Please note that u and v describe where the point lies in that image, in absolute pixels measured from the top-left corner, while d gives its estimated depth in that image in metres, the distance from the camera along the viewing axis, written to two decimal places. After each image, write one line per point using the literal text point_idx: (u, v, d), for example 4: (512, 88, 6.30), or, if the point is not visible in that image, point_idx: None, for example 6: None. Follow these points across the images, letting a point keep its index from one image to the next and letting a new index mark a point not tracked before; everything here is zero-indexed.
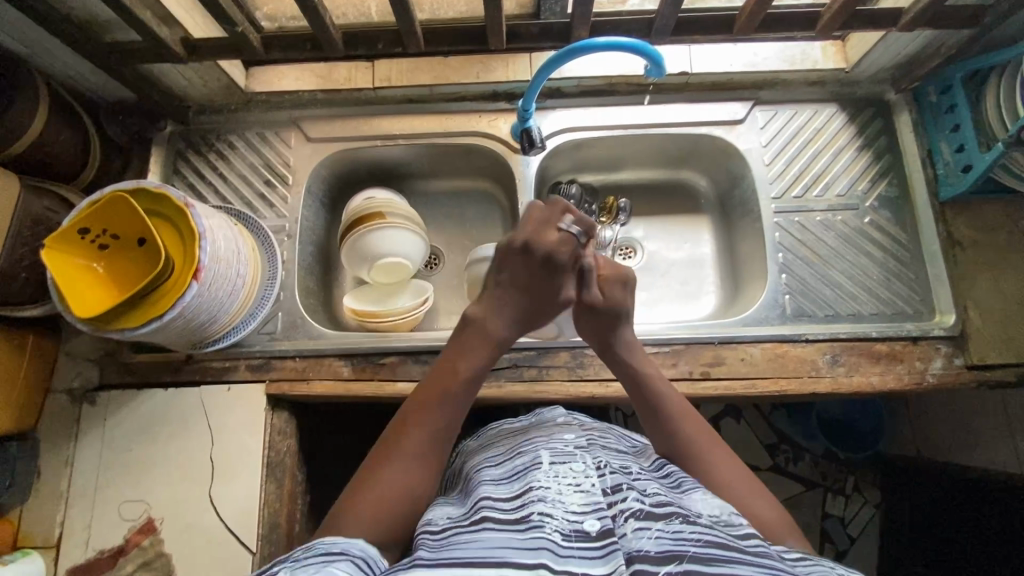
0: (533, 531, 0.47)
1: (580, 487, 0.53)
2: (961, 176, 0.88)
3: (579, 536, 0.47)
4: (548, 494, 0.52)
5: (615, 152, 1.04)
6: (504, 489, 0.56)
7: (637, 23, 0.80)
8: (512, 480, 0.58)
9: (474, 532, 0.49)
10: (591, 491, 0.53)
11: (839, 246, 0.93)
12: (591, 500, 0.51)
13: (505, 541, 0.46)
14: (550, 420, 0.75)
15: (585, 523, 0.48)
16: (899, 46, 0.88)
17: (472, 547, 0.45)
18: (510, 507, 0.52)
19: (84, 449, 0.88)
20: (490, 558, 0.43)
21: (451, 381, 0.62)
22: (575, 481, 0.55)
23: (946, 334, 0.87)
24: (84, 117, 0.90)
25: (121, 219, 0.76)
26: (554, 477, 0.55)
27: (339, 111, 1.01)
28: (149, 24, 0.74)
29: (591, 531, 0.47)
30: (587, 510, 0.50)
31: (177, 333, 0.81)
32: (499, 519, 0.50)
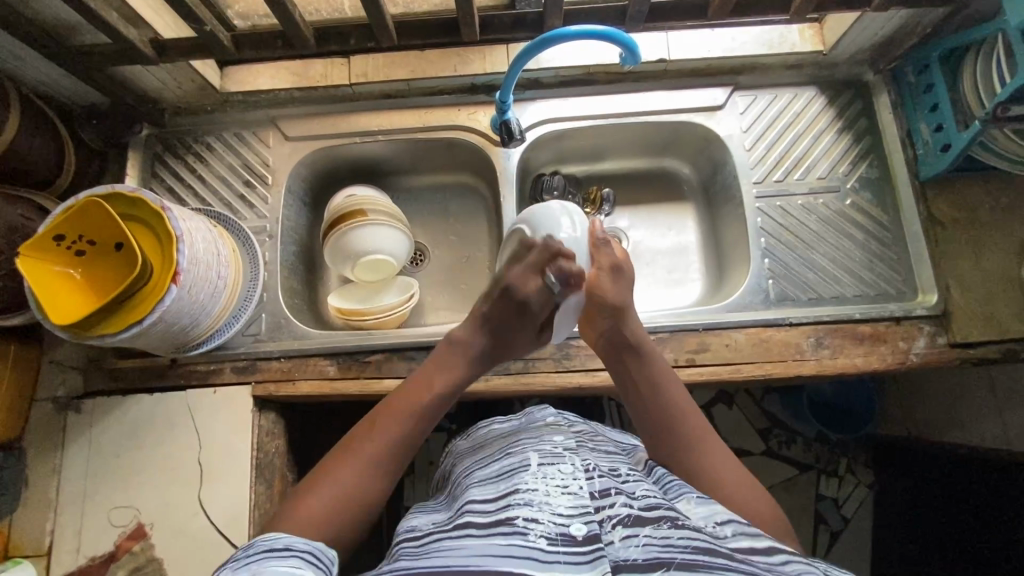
0: (518, 537, 0.48)
1: (568, 490, 0.53)
2: (939, 156, 0.87)
3: (566, 540, 0.47)
4: (535, 498, 0.52)
5: (597, 142, 1.04)
6: (489, 490, 0.56)
7: (611, 10, 0.79)
8: (500, 480, 0.58)
9: (459, 539, 0.50)
10: (579, 494, 0.53)
11: (821, 229, 0.94)
12: (579, 504, 0.51)
13: (490, 548, 0.47)
14: (538, 421, 0.76)
15: (572, 527, 0.49)
16: (875, 26, 0.87)
17: (454, 556, 0.47)
18: (493, 509, 0.52)
19: (71, 456, 0.88)
20: (472, 567, 0.45)
21: (423, 396, 0.66)
22: (562, 482, 0.55)
23: (928, 313, 0.87)
24: (57, 122, 0.89)
25: (97, 225, 0.75)
26: (541, 479, 0.55)
27: (316, 109, 1.00)
28: (115, 24, 0.73)
29: (577, 536, 0.48)
30: (575, 514, 0.50)
31: (160, 338, 0.80)
32: (483, 524, 0.51)
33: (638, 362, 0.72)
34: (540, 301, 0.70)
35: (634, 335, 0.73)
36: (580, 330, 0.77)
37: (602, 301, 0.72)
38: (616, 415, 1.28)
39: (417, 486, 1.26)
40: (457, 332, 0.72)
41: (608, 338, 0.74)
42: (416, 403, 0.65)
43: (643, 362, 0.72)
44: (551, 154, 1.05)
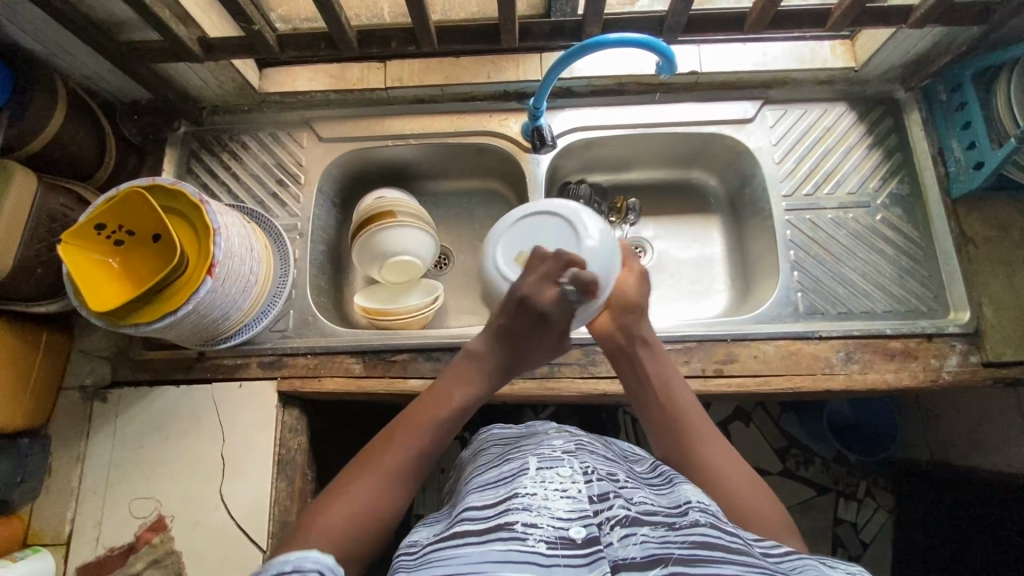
0: (515, 543, 0.46)
1: (566, 493, 0.52)
2: (973, 173, 0.88)
3: (563, 543, 0.47)
4: (533, 502, 0.51)
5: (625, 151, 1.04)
6: (487, 497, 0.55)
7: (648, 21, 0.81)
8: (498, 484, 0.57)
9: (456, 548, 0.48)
10: (577, 496, 0.52)
11: (851, 243, 0.93)
12: (577, 506, 0.51)
13: (488, 556, 0.45)
14: (539, 431, 0.73)
15: (571, 530, 0.48)
16: (907, 44, 0.88)
17: (454, 567, 0.45)
18: (490, 515, 0.50)
19: (96, 445, 0.88)
20: None
21: (442, 408, 0.64)
22: (561, 486, 0.54)
23: (961, 331, 0.86)
24: (101, 117, 0.91)
25: (136, 215, 0.76)
26: (539, 482, 0.54)
27: (350, 112, 1.02)
28: (168, 22, 0.75)
29: (577, 538, 0.47)
30: (573, 517, 0.49)
31: (190, 329, 0.81)
32: (480, 531, 0.49)
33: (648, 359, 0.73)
34: (559, 304, 0.67)
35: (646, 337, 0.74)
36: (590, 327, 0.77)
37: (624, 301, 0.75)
38: (632, 427, 1.27)
39: (430, 493, 1.25)
40: (474, 344, 0.70)
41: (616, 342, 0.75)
42: (431, 418, 0.63)
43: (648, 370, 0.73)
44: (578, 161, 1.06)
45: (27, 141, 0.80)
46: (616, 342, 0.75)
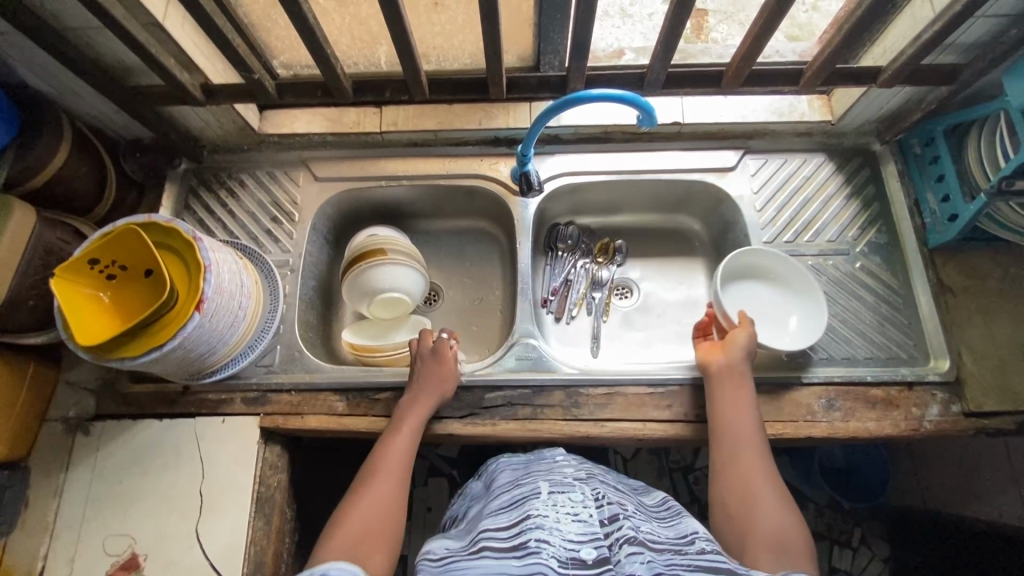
0: (533, 558, 0.56)
1: (578, 517, 0.61)
2: (947, 225, 0.90)
3: (575, 562, 0.55)
4: (546, 522, 0.60)
5: (777, 257, 0.93)
6: (503, 518, 0.63)
7: (630, 77, 0.85)
8: (516, 507, 0.65)
9: (485, 558, 0.57)
10: (587, 521, 0.61)
11: (831, 290, 0.95)
12: (588, 530, 0.60)
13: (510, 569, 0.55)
14: (547, 456, 0.78)
15: (582, 551, 0.56)
16: (880, 101, 0.92)
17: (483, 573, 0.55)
18: (510, 535, 0.59)
19: (74, 479, 0.88)
20: None
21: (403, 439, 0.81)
22: (573, 510, 0.62)
23: (941, 380, 0.87)
24: (103, 153, 0.95)
25: (130, 251, 0.78)
26: (552, 505, 0.63)
27: (346, 153, 1.05)
28: (172, 69, 0.78)
29: (587, 559, 0.56)
30: (584, 539, 0.58)
31: (176, 363, 0.82)
32: (505, 546, 0.58)
33: (734, 384, 0.82)
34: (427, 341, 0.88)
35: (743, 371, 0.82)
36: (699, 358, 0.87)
37: (734, 344, 0.84)
38: (621, 468, 1.26)
39: (414, 533, 1.22)
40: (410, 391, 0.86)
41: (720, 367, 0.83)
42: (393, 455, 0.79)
43: (735, 396, 0.81)
44: (739, 263, 0.94)
45: (29, 177, 0.83)
46: (721, 370, 0.83)
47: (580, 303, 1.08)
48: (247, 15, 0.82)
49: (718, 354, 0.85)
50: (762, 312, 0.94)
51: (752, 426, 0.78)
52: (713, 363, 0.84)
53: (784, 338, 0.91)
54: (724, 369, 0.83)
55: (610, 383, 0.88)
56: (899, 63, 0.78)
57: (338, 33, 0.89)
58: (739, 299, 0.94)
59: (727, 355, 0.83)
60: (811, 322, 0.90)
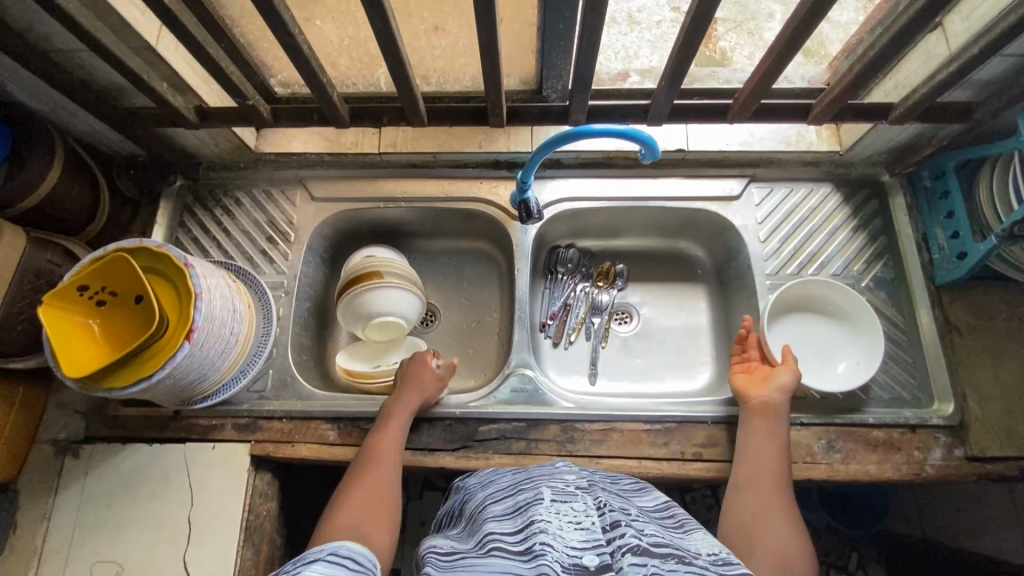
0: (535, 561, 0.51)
1: (580, 525, 0.56)
2: (955, 264, 0.88)
3: (578, 569, 0.50)
4: (549, 528, 0.55)
5: (842, 292, 0.91)
6: (507, 524, 0.59)
7: (634, 108, 0.83)
8: (517, 514, 0.61)
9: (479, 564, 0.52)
10: (591, 528, 0.56)
11: (834, 326, 0.93)
12: (590, 536, 0.54)
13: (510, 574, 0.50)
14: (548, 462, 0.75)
15: (585, 557, 0.51)
16: (890, 134, 0.89)
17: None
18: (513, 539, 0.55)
19: (62, 503, 0.87)
20: None
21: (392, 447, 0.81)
22: (575, 518, 0.58)
23: (944, 423, 0.85)
24: (96, 171, 0.93)
25: (120, 277, 0.77)
26: (554, 513, 0.58)
27: (344, 173, 1.03)
28: (165, 94, 0.77)
29: (590, 565, 0.50)
30: (586, 545, 0.53)
31: (166, 391, 0.81)
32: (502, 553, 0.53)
33: (771, 419, 0.81)
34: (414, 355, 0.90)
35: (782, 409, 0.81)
36: (738, 390, 0.85)
37: (780, 384, 0.82)
38: None
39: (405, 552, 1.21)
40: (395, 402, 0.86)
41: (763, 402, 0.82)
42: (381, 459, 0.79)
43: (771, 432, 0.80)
44: (796, 297, 0.94)
45: (20, 199, 0.81)
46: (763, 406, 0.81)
47: (578, 328, 1.07)
48: (244, 35, 0.79)
49: (757, 388, 0.83)
50: (814, 345, 0.93)
51: (778, 457, 0.78)
52: (751, 397, 0.83)
53: (830, 376, 0.90)
54: (764, 404, 0.82)
55: (606, 418, 0.87)
56: (912, 102, 0.76)
57: (337, 54, 0.86)
58: (796, 333, 0.94)
59: (767, 391, 0.82)
60: (863, 365, 0.88)
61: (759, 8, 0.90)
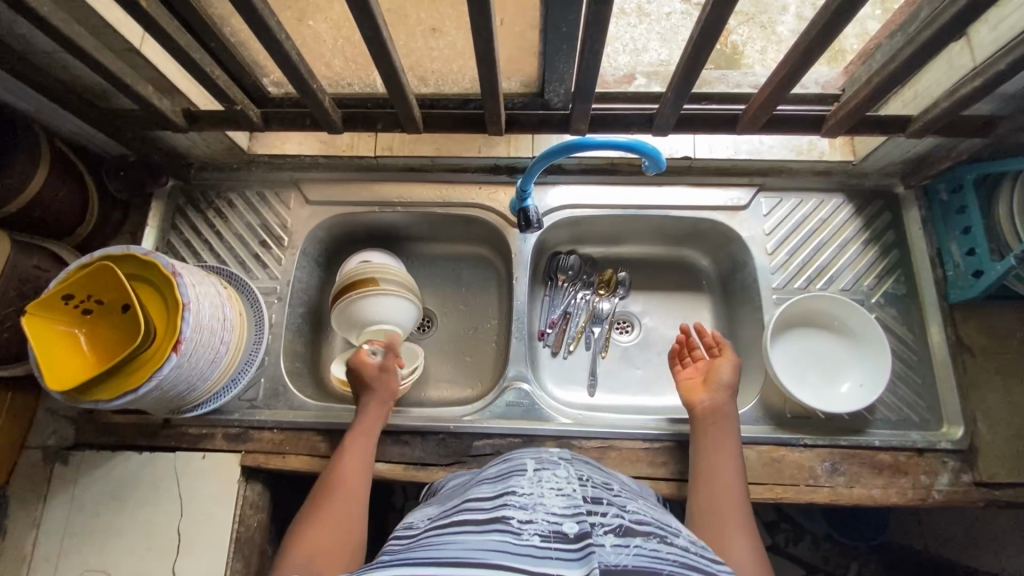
0: (510, 534, 0.47)
1: (562, 492, 0.53)
2: (971, 282, 0.85)
3: (557, 536, 0.46)
4: (527, 500, 0.52)
5: (853, 313, 0.88)
6: (486, 491, 0.56)
7: (638, 117, 0.80)
8: (496, 482, 0.58)
9: (455, 535, 0.48)
10: (571, 495, 0.53)
11: (845, 346, 0.90)
12: (571, 503, 0.52)
13: (487, 542, 0.46)
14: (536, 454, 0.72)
15: (564, 524, 0.48)
16: (906, 146, 0.85)
17: (453, 549, 0.46)
18: (488, 508, 0.51)
19: (51, 510, 0.86)
20: (468, 559, 0.44)
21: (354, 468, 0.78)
22: (557, 486, 0.55)
23: (953, 448, 0.83)
24: (85, 173, 0.91)
25: (106, 285, 0.75)
26: (536, 483, 0.55)
27: (339, 176, 1.01)
28: (150, 96, 0.74)
29: (569, 533, 0.47)
30: (567, 513, 0.50)
31: (154, 401, 0.79)
32: (480, 521, 0.49)
33: (718, 423, 0.79)
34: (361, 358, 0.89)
35: (727, 410, 0.80)
36: (682, 399, 0.85)
37: (721, 383, 0.82)
38: None
39: None
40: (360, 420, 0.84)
41: (706, 407, 0.80)
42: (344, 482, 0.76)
43: (715, 439, 0.77)
44: (806, 313, 0.91)
45: (4, 203, 0.79)
46: (705, 411, 0.80)
47: (578, 337, 1.04)
48: (235, 35, 0.75)
49: (702, 392, 0.82)
50: (820, 365, 0.90)
51: (729, 463, 0.75)
52: (696, 403, 0.82)
53: (832, 396, 0.88)
54: (707, 408, 0.81)
55: (603, 436, 0.85)
56: (931, 116, 0.72)
57: (330, 55, 0.82)
58: (806, 351, 0.91)
59: (711, 394, 0.81)
60: (867, 387, 0.86)
61: (772, 2, 0.88)
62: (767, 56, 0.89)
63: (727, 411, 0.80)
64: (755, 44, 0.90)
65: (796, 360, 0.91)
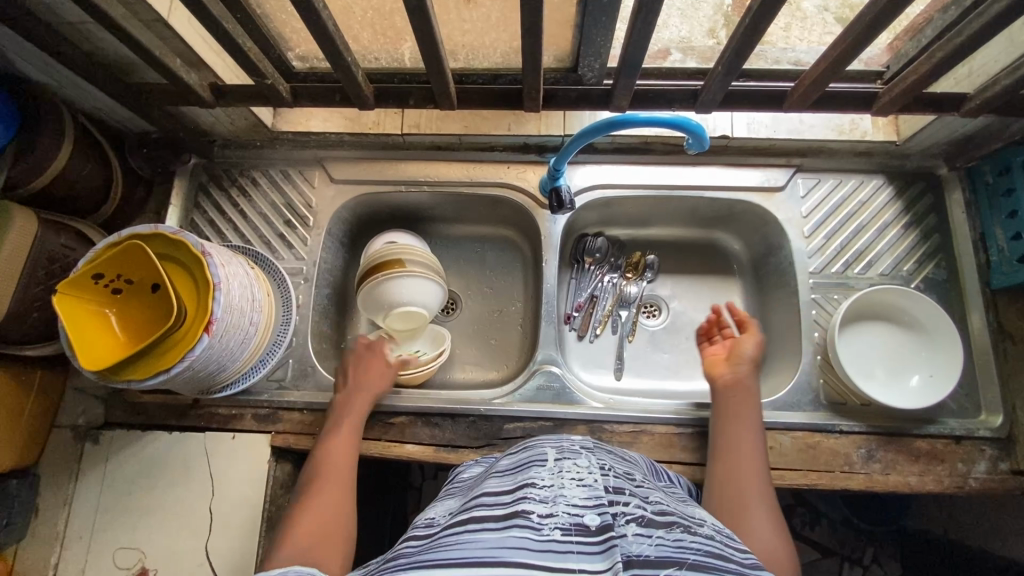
0: (530, 529, 0.45)
1: (583, 482, 0.52)
2: (1016, 266, 0.83)
3: (579, 530, 0.45)
4: (546, 492, 0.50)
5: (917, 302, 0.85)
6: (503, 483, 0.54)
7: (681, 93, 0.78)
8: (513, 474, 0.56)
9: (473, 531, 0.46)
10: (593, 486, 0.51)
11: (907, 338, 0.87)
12: (593, 494, 0.50)
13: (507, 539, 0.44)
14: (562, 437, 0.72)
15: (586, 518, 0.46)
16: (956, 125, 0.82)
17: (471, 548, 0.43)
18: (507, 501, 0.49)
19: (83, 489, 0.86)
20: (487, 557, 0.42)
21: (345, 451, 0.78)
22: (578, 476, 0.53)
23: (992, 436, 0.82)
24: (108, 150, 0.89)
25: (136, 263, 0.73)
26: (556, 474, 0.54)
27: (365, 154, 0.99)
28: (178, 70, 0.72)
29: (591, 526, 0.45)
30: (589, 505, 0.48)
31: (186, 382, 0.78)
32: (498, 517, 0.47)
33: (738, 397, 0.77)
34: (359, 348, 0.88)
35: (750, 385, 0.78)
36: (705, 374, 0.83)
37: (743, 356, 0.80)
38: None
39: None
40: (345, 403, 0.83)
41: (726, 383, 0.79)
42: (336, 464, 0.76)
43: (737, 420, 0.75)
44: (867, 304, 0.88)
45: (31, 178, 0.77)
46: (727, 386, 0.79)
47: (605, 321, 1.03)
48: (262, 7, 0.70)
49: (724, 366, 0.81)
50: (887, 359, 0.87)
51: (753, 440, 0.73)
52: (719, 376, 0.80)
53: (901, 391, 0.84)
54: (730, 382, 0.79)
55: (636, 420, 0.84)
56: (990, 94, 0.69)
57: (359, 27, 0.77)
58: (870, 346, 0.88)
59: (733, 368, 0.80)
60: (938, 379, 0.82)
61: None
62: (792, 33, 0.80)
63: (748, 387, 0.78)
64: (779, 21, 0.80)
65: (862, 355, 0.87)
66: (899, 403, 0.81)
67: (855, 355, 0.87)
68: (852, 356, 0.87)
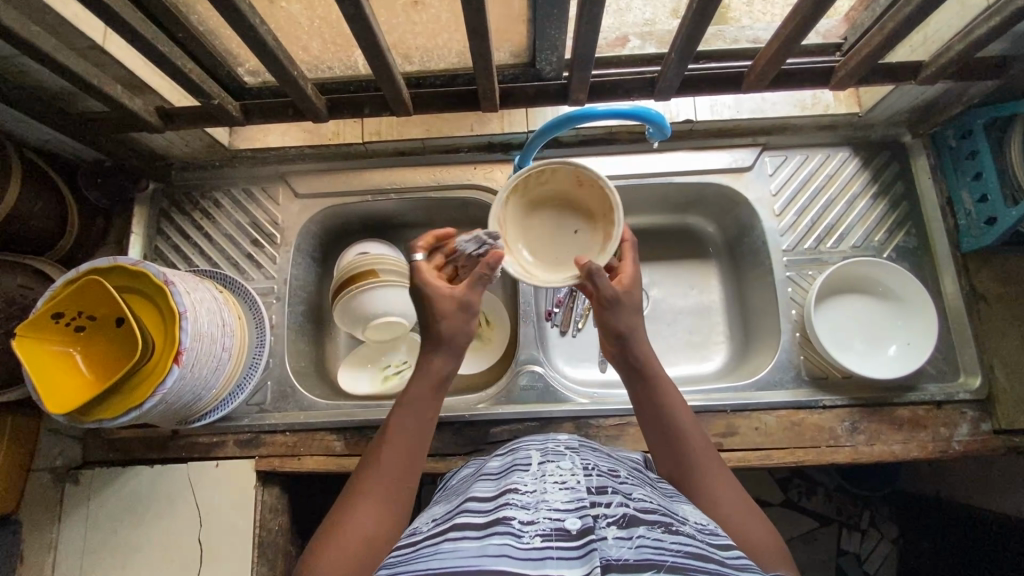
0: (510, 536, 0.44)
1: (566, 485, 0.51)
2: (983, 230, 0.83)
3: (560, 535, 0.44)
4: (528, 498, 0.49)
5: (891, 273, 0.85)
6: (487, 488, 0.53)
7: (638, 82, 0.77)
8: (498, 479, 0.56)
9: (453, 541, 0.46)
10: (576, 488, 0.51)
11: (887, 305, 0.87)
12: (575, 497, 0.49)
13: (487, 548, 0.43)
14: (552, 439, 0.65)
15: (566, 522, 0.45)
16: (915, 93, 0.82)
17: (451, 557, 0.42)
18: (490, 508, 0.49)
19: (68, 531, 0.85)
20: (466, 566, 0.41)
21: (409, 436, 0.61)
22: (561, 479, 0.53)
23: (971, 398, 0.83)
24: (60, 183, 0.86)
25: (97, 300, 0.71)
26: (539, 478, 0.53)
27: (328, 166, 0.97)
28: (120, 96, 0.69)
29: (571, 530, 0.44)
30: (571, 508, 0.47)
31: (162, 415, 0.76)
32: (479, 525, 0.47)
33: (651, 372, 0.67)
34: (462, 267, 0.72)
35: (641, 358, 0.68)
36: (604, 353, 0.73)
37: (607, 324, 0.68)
38: None
39: None
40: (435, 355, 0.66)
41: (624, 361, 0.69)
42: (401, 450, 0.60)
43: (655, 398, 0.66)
44: (842, 276, 0.88)
45: None
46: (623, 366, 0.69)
47: (586, 314, 1.02)
48: (202, 23, 0.68)
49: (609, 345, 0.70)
50: (868, 327, 0.87)
51: (685, 417, 0.64)
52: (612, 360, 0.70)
53: (880, 360, 0.85)
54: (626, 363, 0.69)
55: (621, 413, 0.85)
56: (945, 60, 0.69)
57: (306, 38, 0.75)
58: (846, 317, 0.88)
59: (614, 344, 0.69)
60: (916, 345, 0.84)
61: None
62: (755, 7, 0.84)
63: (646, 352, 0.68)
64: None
65: (837, 322, 0.88)
66: (876, 373, 0.82)
67: (833, 322, 0.88)
68: (829, 324, 0.88)
